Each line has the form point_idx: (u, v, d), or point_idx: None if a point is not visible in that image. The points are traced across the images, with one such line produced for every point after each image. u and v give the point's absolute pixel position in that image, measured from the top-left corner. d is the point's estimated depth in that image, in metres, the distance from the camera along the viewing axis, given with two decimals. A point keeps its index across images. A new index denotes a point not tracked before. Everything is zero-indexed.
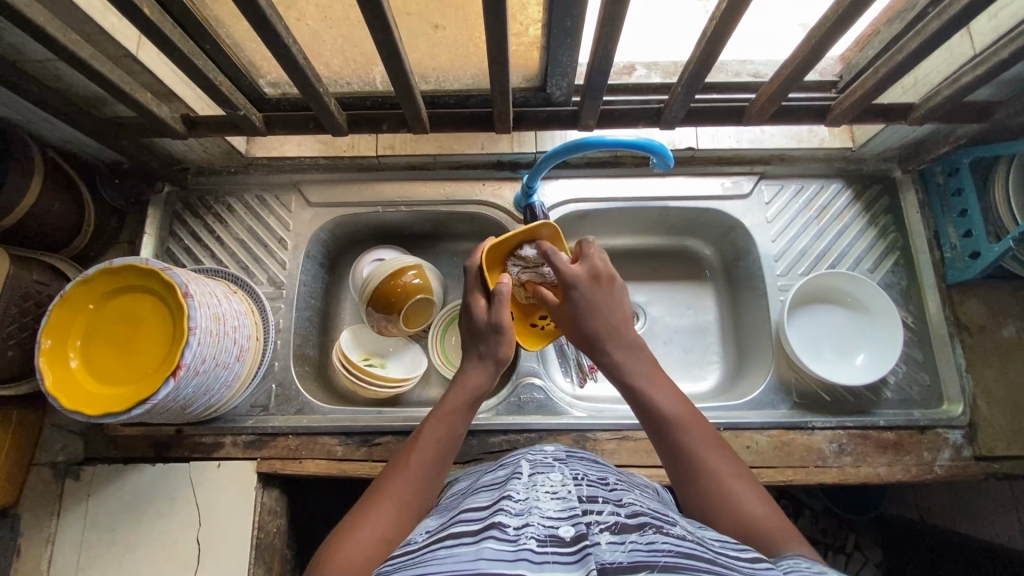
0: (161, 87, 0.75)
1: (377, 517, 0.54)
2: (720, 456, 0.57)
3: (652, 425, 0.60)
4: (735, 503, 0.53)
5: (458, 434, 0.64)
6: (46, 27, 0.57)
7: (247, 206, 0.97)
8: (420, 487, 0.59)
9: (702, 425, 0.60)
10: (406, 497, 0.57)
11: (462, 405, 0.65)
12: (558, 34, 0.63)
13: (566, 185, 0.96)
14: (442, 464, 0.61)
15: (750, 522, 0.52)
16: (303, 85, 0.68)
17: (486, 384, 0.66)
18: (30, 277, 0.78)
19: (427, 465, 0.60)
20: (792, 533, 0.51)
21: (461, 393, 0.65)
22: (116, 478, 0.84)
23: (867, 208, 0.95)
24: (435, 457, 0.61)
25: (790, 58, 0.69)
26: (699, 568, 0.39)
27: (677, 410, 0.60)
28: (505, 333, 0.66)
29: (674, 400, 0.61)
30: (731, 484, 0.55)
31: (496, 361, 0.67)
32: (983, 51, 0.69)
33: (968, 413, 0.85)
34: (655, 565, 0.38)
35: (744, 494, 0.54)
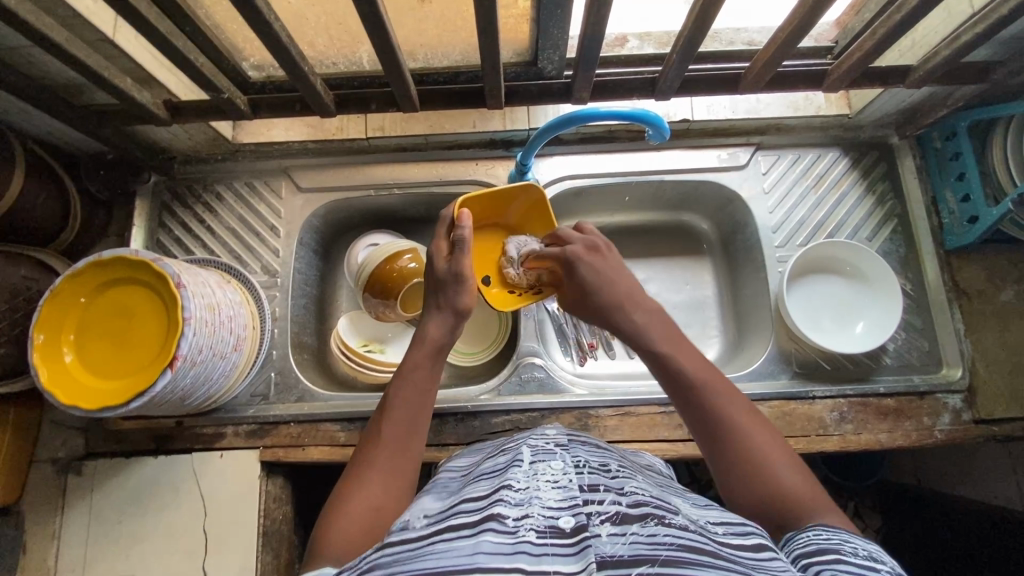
0: (142, 71, 0.72)
1: (364, 488, 0.55)
2: (755, 429, 0.55)
3: (682, 398, 0.58)
4: (765, 474, 0.52)
5: (430, 391, 0.64)
6: (19, 11, 0.55)
7: (236, 194, 0.95)
8: (400, 450, 0.59)
9: (734, 393, 0.57)
10: (392, 467, 0.57)
11: (425, 361, 0.64)
12: (547, 5, 0.61)
13: (561, 162, 0.94)
14: (421, 424, 0.61)
15: (784, 495, 0.51)
16: (288, 64, 0.66)
17: (446, 335, 0.66)
18: (17, 273, 0.77)
19: (404, 425, 0.60)
20: (824, 502, 0.51)
21: (422, 347, 0.65)
22: (118, 472, 0.83)
23: (865, 175, 0.94)
24: (408, 416, 0.61)
25: (785, 21, 0.67)
26: (701, 562, 0.39)
27: (704, 380, 0.57)
28: (466, 283, 0.67)
29: (699, 366, 0.58)
30: (768, 456, 0.53)
31: (455, 309, 0.67)
32: (982, 8, 0.67)
33: (967, 377, 0.85)
34: (656, 559, 0.39)
35: (780, 465, 0.53)
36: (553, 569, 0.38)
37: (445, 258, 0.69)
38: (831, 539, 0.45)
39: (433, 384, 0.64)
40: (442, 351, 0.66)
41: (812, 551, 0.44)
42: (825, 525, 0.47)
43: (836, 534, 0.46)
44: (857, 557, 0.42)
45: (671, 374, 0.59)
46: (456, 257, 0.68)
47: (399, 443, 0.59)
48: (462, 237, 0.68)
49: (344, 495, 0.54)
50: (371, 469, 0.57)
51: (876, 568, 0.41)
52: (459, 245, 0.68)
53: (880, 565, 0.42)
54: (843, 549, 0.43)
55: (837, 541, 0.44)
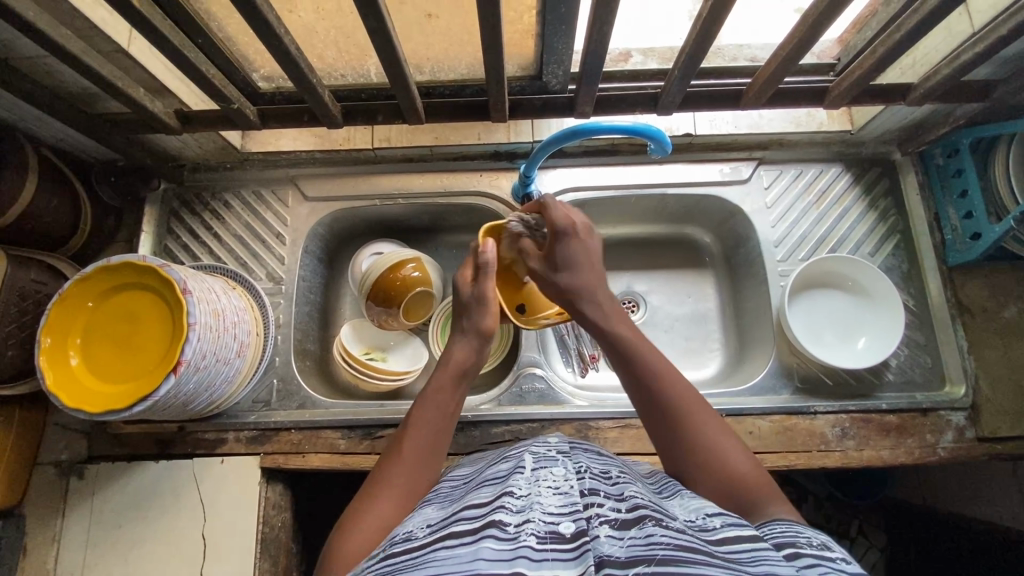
0: (154, 81, 0.74)
1: (380, 506, 0.55)
2: (704, 416, 0.57)
3: (636, 389, 0.60)
4: (710, 457, 0.55)
5: (451, 415, 0.64)
6: (35, 22, 0.56)
7: (244, 202, 0.96)
8: (417, 472, 0.59)
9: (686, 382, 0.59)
10: (408, 486, 0.58)
11: (448, 386, 0.65)
12: (552, 20, 0.62)
13: (564, 174, 0.95)
14: (439, 449, 0.62)
15: (729, 479, 0.53)
16: (297, 76, 0.67)
17: (472, 360, 0.67)
18: (28, 276, 0.78)
19: (425, 448, 0.60)
20: (767, 486, 0.52)
21: (447, 370, 0.66)
22: (118, 476, 0.84)
23: (867, 191, 0.95)
24: (429, 440, 0.61)
25: (786, 39, 0.68)
26: (699, 560, 0.39)
27: (658, 369, 0.59)
28: (490, 308, 0.69)
29: (654, 356, 0.60)
30: (715, 441, 0.55)
31: (479, 329, 0.69)
32: (982, 28, 0.68)
33: (970, 394, 0.85)
34: (654, 558, 0.38)
35: (728, 450, 0.55)
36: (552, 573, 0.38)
37: (469, 284, 0.72)
38: (786, 533, 0.44)
39: (454, 410, 0.64)
40: (465, 377, 0.67)
41: (774, 547, 0.43)
42: (765, 510, 0.49)
43: (773, 519, 0.47)
44: (811, 548, 0.42)
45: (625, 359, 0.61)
46: (481, 280, 0.70)
47: (419, 464, 0.59)
48: (486, 263, 0.70)
49: (362, 508, 0.55)
50: (389, 486, 0.57)
51: (831, 556, 0.41)
52: (482, 269, 0.70)
53: (834, 553, 0.42)
54: (799, 542, 0.43)
55: (793, 534, 0.44)
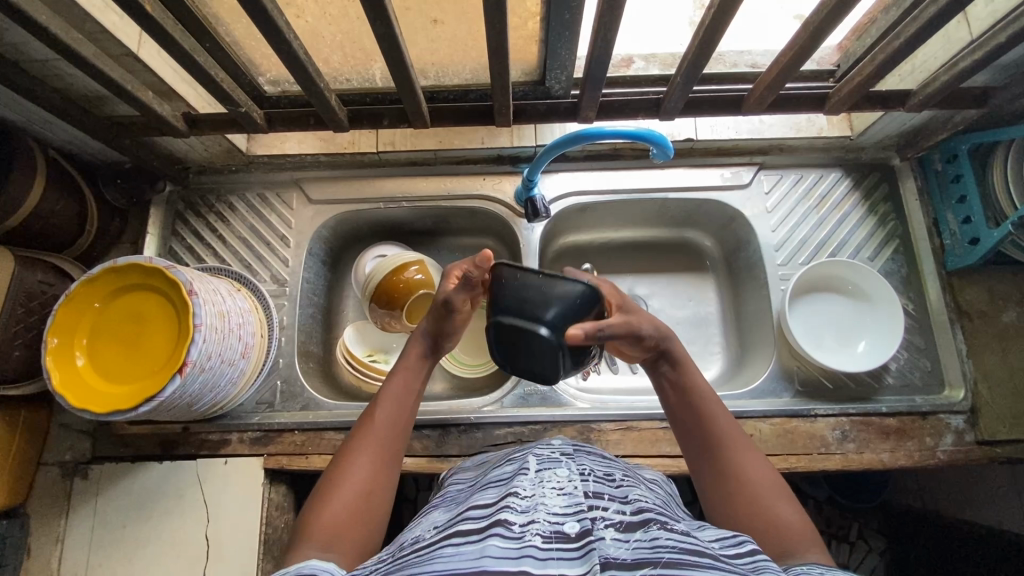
0: (162, 84, 0.75)
1: (351, 479, 0.55)
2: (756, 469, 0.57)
3: (688, 434, 0.60)
4: (756, 507, 0.54)
5: (418, 390, 0.64)
6: (47, 25, 0.57)
7: (249, 204, 0.97)
8: (388, 443, 0.59)
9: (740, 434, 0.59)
10: (378, 450, 0.58)
11: (413, 362, 0.65)
12: (556, 27, 0.63)
13: (566, 178, 0.96)
14: (410, 415, 0.62)
15: (777, 528, 0.52)
16: (305, 81, 0.68)
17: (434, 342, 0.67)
18: (34, 278, 0.78)
19: (393, 421, 0.60)
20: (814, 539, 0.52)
21: (412, 350, 0.66)
22: (123, 477, 0.84)
23: (867, 196, 0.96)
24: (397, 413, 0.61)
25: (787, 46, 0.69)
26: (703, 563, 0.40)
27: (716, 420, 0.59)
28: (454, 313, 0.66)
29: (712, 405, 0.61)
30: (765, 493, 0.55)
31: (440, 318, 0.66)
32: (980, 36, 0.69)
33: (970, 398, 0.85)
34: (658, 561, 0.39)
35: (777, 503, 0.54)
36: (558, 572, 0.39)
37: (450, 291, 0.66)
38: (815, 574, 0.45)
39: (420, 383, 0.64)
40: (435, 354, 0.67)
41: None
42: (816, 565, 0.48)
43: (825, 569, 0.47)
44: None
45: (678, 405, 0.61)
46: (458, 291, 0.65)
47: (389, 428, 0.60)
48: (469, 278, 0.64)
49: (334, 478, 0.55)
50: (360, 453, 0.57)
51: None
52: (465, 284, 0.64)
53: None
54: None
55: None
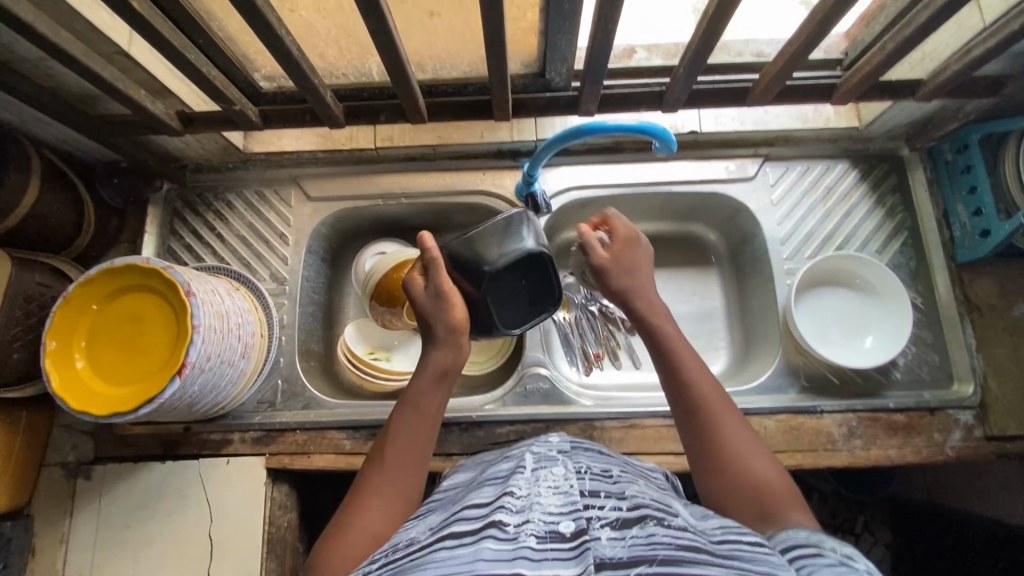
0: (154, 82, 0.74)
1: (365, 516, 0.55)
2: (732, 424, 0.57)
3: (680, 402, 0.59)
4: (750, 475, 0.54)
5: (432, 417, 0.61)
6: (35, 25, 0.56)
7: (247, 202, 0.96)
8: (405, 477, 0.58)
9: (726, 399, 0.59)
10: (394, 493, 0.57)
11: (431, 385, 0.61)
12: (557, 18, 0.62)
13: (568, 173, 0.95)
14: (423, 446, 0.60)
15: (756, 487, 0.53)
16: (298, 76, 0.67)
17: (453, 359, 0.62)
18: (33, 279, 0.78)
19: (408, 453, 0.59)
20: (794, 497, 0.53)
21: (429, 373, 0.61)
22: (125, 477, 0.84)
23: (875, 188, 0.94)
24: (413, 444, 0.59)
25: (793, 35, 0.67)
26: (699, 561, 0.39)
27: (699, 376, 0.59)
28: (455, 301, 0.62)
29: (696, 367, 0.60)
30: (753, 460, 0.55)
31: (451, 332, 0.62)
32: (993, 22, 0.67)
33: (979, 393, 0.84)
34: (654, 559, 0.38)
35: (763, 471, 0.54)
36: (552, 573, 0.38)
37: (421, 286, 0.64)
38: (809, 540, 0.45)
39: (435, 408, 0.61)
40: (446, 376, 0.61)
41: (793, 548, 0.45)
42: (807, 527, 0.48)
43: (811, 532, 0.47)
44: (834, 555, 0.43)
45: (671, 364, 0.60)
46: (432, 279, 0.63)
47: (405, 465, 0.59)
48: (432, 256, 0.63)
49: (348, 517, 0.55)
50: (373, 495, 0.57)
51: (852, 564, 0.41)
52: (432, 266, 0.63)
53: (857, 563, 0.41)
54: (822, 547, 0.44)
55: (816, 542, 0.45)
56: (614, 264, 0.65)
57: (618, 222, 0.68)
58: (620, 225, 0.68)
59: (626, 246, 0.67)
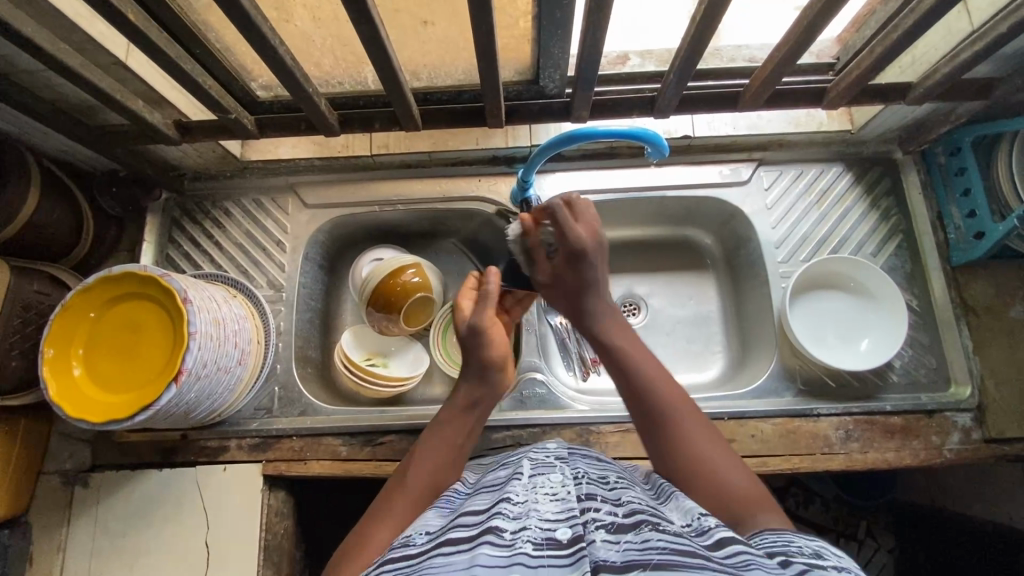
0: (152, 93, 0.75)
1: (383, 529, 0.55)
2: (704, 437, 0.58)
3: (640, 413, 0.61)
4: (713, 478, 0.55)
5: (458, 445, 0.65)
6: (33, 37, 0.57)
7: (244, 210, 0.97)
8: (426, 492, 0.60)
9: (687, 405, 0.60)
10: (413, 508, 0.58)
11: (458, 412, 0.67)
12: (548, 26, 0.62)
13: (562, 178, 0.95)
14: (446, 467, 0.63)
15: (729, 498, 0.53)
16: (293, 86, 0.68)
17: (478, 391, 0.68)
18: (30, 287, 0.78)
19: (430, 470, 0.62)
20: (770, 505, 0.52)
21: (454, 404, 0.68)
22: (123, 484, 0.84)
23: (869, 191, 0.94)
24: (436, 465, 0.62)
25: (782, 40, 0.68)
26: (695, 565, 0.38)
27: (657, 385, 0.61)
28: (489, 335, 0.69)
29: (659, 377, 0.62)
30: (715, 463, 0.56)
31: (485, 366, 0.68)
32: (981, 26, 0.68)
33: (977, 395, 0.84)
34: (649, 563, 0.38)
35: (726, 474, 0.55)
36: None
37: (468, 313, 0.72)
38: (778, 540, 0.45)
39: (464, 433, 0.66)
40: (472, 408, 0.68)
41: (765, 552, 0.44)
42: (766, 522, 0.48)
43: (775, 530, 0.47)
44: (803, 556, 0.42)
45: (627, 375, 0.62)
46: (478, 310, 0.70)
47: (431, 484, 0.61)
48: (489, 292, 0.71)
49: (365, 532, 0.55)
50: (392, 509, 0.58)
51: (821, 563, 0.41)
52: (484, 299, 0.71)
53: (826, 562, 0.41)
54: (791, 550, 0.43)
55: (785, 542, 0.45)
56: (563, 280, 0.69)
57: (575, 212, 0.69)
58: (575, 228, 0.66)
59: (572, 259, 0.66)
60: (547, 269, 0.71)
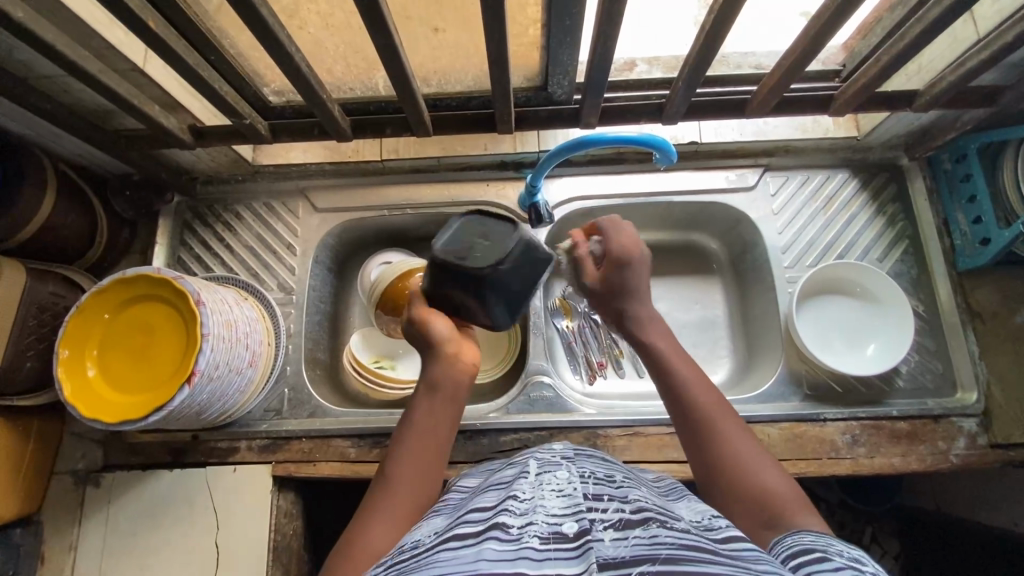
0: (168, 98, 0.76)
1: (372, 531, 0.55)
2: (747, 444, 0.58)
3: (680, 418, 0.61)
4: (756, 483, 0.55)
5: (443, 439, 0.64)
6: (55, 44, 0.58)
7: (255, 213, 0.98)
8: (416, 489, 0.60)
9: (731, 416, 0.61)
10: (401, 509, 0.58)
11: (441, 403, 0.64)
12: (558, 33, 0.63)
13: (569, 183, 0.96)
14: (431, 462, 0.62)
15: (776, 503, 0.53)
16: (307, 92, 0.69)
17: (455, 381, 0.65)
18: (46, 289, 0.80)
19: (416, 468, 0.61)
20: (813, 514, 0.52)
21: (435, 394, 0.65)
22: (134, 484, 0.85)
23: (875, 197, 0.95)
24: (422, 463, 0.61)
25: (790, 48, 0.68)
26: (702, 559, 0.39)
27: (698, 394, 0.61)
28: (438, 317, 0.67)
29: (701, 388, 0.62)
30: (756, 470, 0.56)
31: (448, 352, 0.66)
32: (987, 34, 0.68)
33: (982, 401, 0.84)
34: (657, 557, 0.39)
35: (769, 481, 0.55)
36: (554, 571, 0.38)
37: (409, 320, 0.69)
38: (814, 542, 0.46)
39: (449, 423, 0.65)
40: (450, 397, 0.65)
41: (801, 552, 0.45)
42: (811, 529, 0.49)
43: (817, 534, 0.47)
44: (842, 557, 0.43)
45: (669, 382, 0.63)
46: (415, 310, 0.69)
47: (415, 480, 0.60)
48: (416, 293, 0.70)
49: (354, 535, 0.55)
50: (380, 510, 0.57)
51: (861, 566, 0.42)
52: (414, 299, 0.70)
53: (865, 566, 0.42)
54: (827, 550, 0.44)
55: (820, 544, 0.46)
56: (604, 285, 0.69)
57: (606, 227, 0.71)
58: (619, 244, 0.69)
59: (618, 266, 0.68)
60: (595, 275, 0.71)
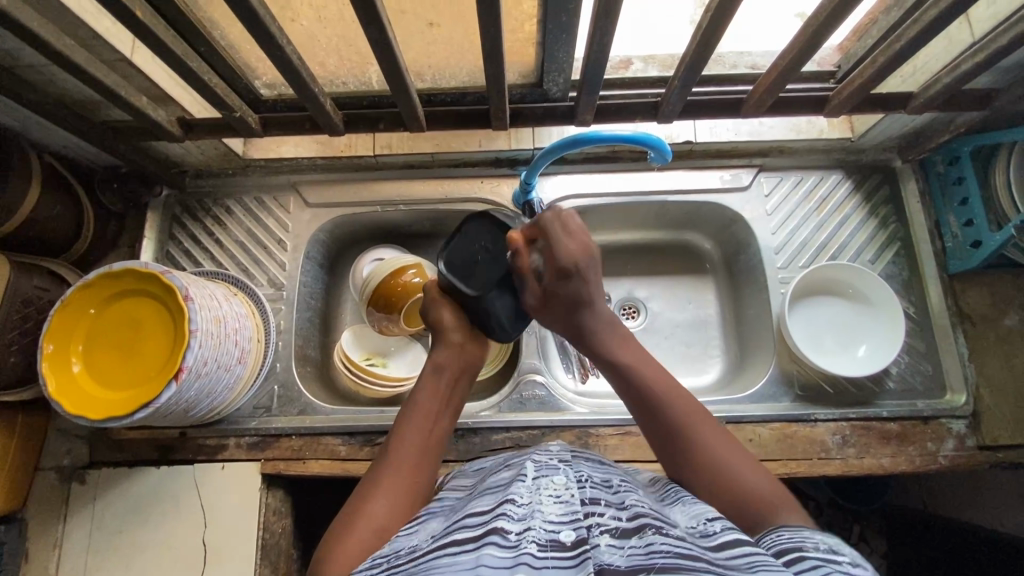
0: (156, 89, 0.74)
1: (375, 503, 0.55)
2: (726, 444, 0.57)
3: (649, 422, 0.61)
4: (730, 480, 0.55)
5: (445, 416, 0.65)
6: (40, 33, 0.57)
7: (245, 208, 0.96)
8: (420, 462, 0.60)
9: (695, 409, 0.61)
10: (405, 482, 0.57)
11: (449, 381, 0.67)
12: (553, 30, 0.63)
13: (564, 181, 0.96)
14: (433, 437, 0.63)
15: (750, 498, 0.53)
16: (299, 85, 0.68)
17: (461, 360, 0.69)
18: (31, 283, 0.78)
19: (421, 441, 0.61)
20: (790, 504, 0.52)
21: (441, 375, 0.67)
22: (120, 481, 0.84)
23: (868, 198, 0.95)
24: (425, 438, 0.62)
25: (786, 48, 0.68)
26: (697, 568, 0.39)
27: (661, 392, 0.61)
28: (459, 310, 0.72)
29: (663, 386, 0.62)
30: (728, 461, 0.56)
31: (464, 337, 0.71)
32: (982, 37, 0.68)
33: (971, 402, 0.85)
34: (653, 567, 0.38)
35: (742, 473, 0.55)
36: None
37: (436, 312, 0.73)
38: (794, 537, 0.46)
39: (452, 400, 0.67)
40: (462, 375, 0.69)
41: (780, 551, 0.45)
42: (788, 524, 0.49)
43: (794, 531, 0.47)
44: (819, 551, 0.44)
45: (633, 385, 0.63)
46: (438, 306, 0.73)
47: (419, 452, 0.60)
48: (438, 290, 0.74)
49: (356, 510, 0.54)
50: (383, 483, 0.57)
51: (837, 559, 0.43)
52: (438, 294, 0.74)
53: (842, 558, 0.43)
54: (806, 545, 0.44)
55: (800, 538, 0.46)
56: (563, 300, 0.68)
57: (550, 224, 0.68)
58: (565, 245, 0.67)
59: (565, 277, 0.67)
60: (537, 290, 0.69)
